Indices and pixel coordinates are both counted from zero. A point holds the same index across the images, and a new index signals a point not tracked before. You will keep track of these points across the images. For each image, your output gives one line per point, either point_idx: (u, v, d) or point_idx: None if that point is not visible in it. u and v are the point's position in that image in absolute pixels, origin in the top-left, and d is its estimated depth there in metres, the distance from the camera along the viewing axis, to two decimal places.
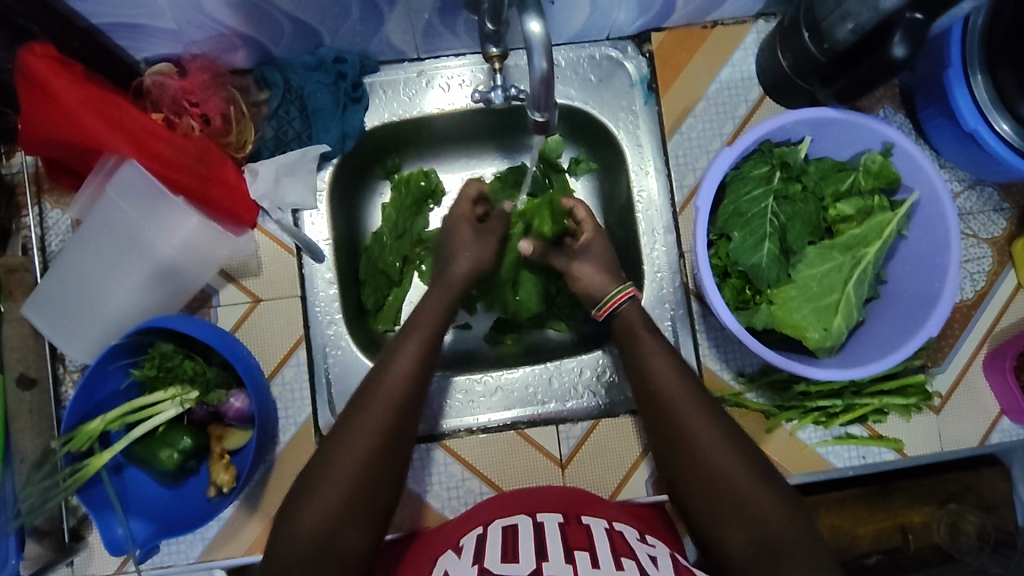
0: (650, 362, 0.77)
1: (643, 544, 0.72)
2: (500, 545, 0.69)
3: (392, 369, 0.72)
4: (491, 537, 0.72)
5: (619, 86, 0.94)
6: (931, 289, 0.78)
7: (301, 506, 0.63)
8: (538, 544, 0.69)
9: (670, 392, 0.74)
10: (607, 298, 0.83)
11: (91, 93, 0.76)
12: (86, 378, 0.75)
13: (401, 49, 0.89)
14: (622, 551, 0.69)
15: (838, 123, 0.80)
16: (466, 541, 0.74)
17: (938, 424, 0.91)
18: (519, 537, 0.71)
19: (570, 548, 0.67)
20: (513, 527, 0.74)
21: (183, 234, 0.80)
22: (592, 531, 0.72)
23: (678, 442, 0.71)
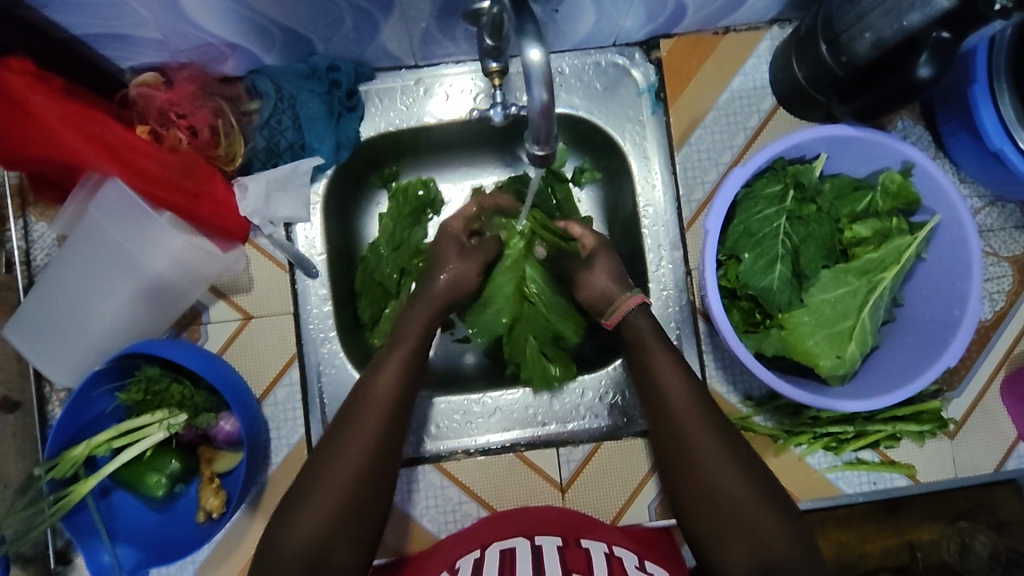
0: (648, 378, 0.76)
1: (641, 572, 0.69)
2: (496, 570, 0.67)
3: (378, 383, 0.72)
4: (487, 560, 0.70)
5: (626, 95, 0.89)
6: (950, 316, 0.75)
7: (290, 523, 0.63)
8: (535, 565, 0.67)
9: (674, 406, 0.72)
10: (615, 307, 0.81)
11: (70, 108, 0.72)
12: (69, 403, 0.73)
13: (398, 56, 0.86)
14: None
15: (856, 141, 0.76)
16: (461, 564, 0.72)
17: (952, 449, 0.88)
18: (517, 558, 0.69)
19: (567, 570, 0.65)
20: (510, 548, 0.71)
21: (170, 253, 0.77)
22: (591, 555, 0.69)
23: (680, 459, 0.70)
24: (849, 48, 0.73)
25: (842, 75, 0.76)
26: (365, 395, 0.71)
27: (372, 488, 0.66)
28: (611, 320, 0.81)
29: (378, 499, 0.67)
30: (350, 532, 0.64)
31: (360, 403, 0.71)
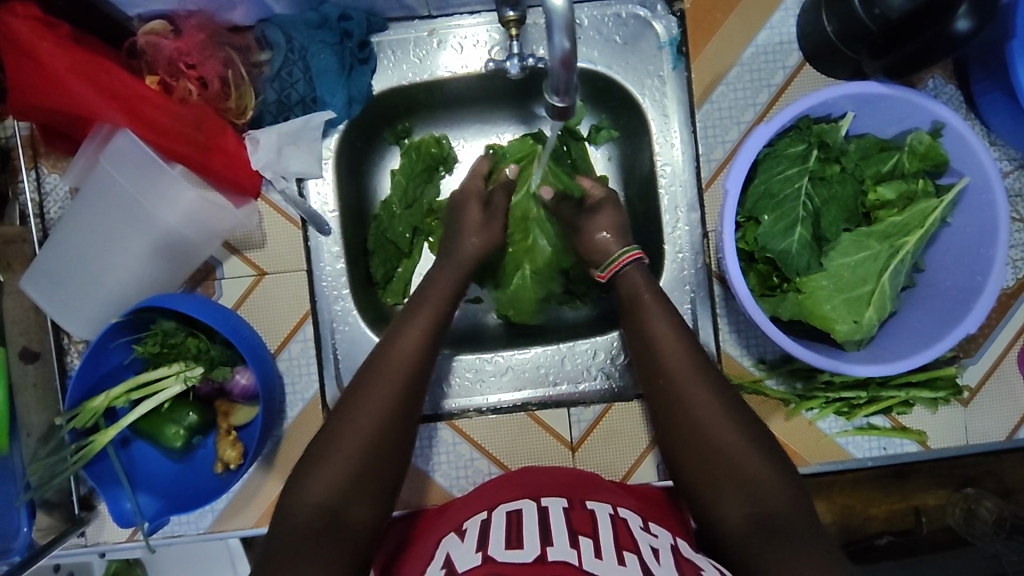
0: (656, 339, 0.75)
1: (647, 534, 0.70)
2: (504, 533, 0.67)
3: (397, 346, 0.72)
4: (494, 522, 0.71)
5: (647, 48, 0.87)
6: (972, 282, 0.74)
7: (306, 481, 0.64)
8: (540, 529, 0.67)
9: (677, 372, 0.72)
10: (611, 259, 0.81)
11: (80, 56, 0.72)
12: (88, 355, 0.73)
13: (411, 5, 0.84)
14: (626, 542, 0.66)
15: (884, 100, 0.73)
16: (469, 524, 0.73)
17: (965, 417, 0.87)
18: (523, 521, 0.69)
19: (573, 533, 0.66)
20: (516, 511, 0.72)
21: (183, 206, 0.77)
22: (596, 517, 0.71)
23: (684, 417, 0.71)
24: (884, 0, 0.70)
25: (874, 29, 0.72)
26: (384, 360, 0.71)
27: (388, 448, 0.67)
28: (605, 272, 0.82)
29: (391, 460, 0.67)
30: (372, 488, 0.65)
31: (377, 365, 0.71)
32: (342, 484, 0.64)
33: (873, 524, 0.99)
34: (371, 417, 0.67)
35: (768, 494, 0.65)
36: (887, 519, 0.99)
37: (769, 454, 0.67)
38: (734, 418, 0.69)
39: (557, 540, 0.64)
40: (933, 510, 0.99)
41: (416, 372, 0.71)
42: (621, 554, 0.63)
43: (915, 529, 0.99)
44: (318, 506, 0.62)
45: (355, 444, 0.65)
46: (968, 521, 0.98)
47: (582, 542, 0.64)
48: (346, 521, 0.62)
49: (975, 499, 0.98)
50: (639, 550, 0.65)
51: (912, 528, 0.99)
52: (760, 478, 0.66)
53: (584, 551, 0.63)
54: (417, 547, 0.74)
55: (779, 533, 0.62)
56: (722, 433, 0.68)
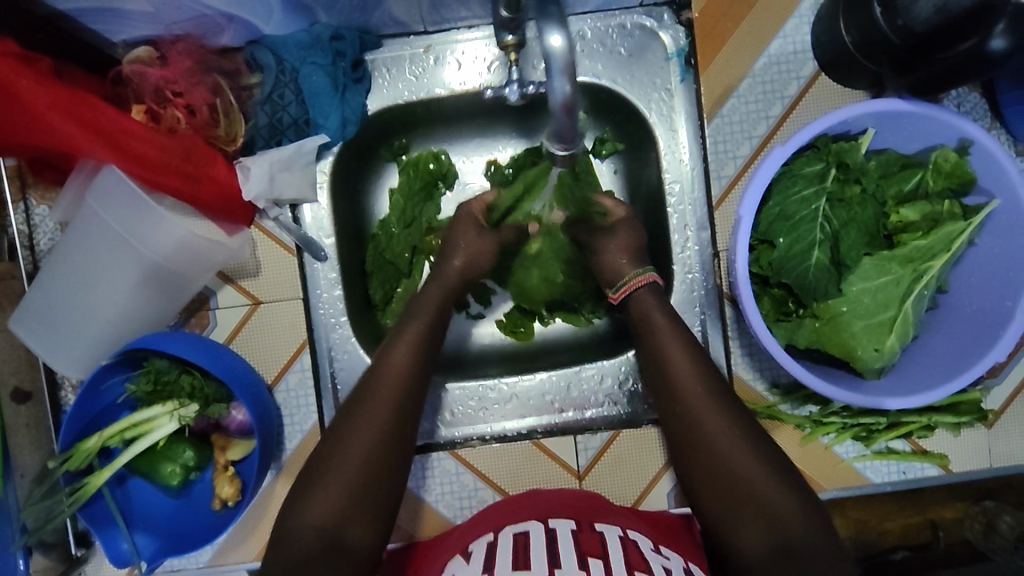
0: (669, 355, 0.73)
1: (658, 555, 0.68)
2: (510, 555, 0.65)
3: (392, 360, 0.71)
4: (501, 544, 0.69)
5: (654, 61, 0.82)
6: (1001, 308, 0.69)
7: (303, 501, 0.64)
8: (547, 550, 0.65)
9: (686, 390, 0.71)
10: (623, 282, 0.78)
11: (59, 91, 0.67)
12: (79, 396, 0.71)
13: (405, 21, 0.80)
14: (638, 563, 0.64)
15: (909, 116, 0.69)
16: (474, 547, 0.71)
17: (989, 439, 0.84)
18: (528, 544, 0.67)
19: (582, 554, 0.64)
20: (523, 533, 0.70)
21: (174, 238, 0.74)
22: (606, 538, 0.68)
23: (686, 434, 0.70)
24: (907, 10, 0.65)
25: (897, 41, 0.67)
26: (382, 376, 0.70)
27: (386, 468, 0.66)
28: (616, 295, 0.79)
29: (393, 481, 0.66)
30: (372, 506, 0.65)
31: (375, 379, 0.70)
32: (340, 504, 0.63)
33: (889, 539, 0.96)
34: (367, 434, 0.66)
35: (776, 520, 0.63)
36: (903, 534, 0.95)
37: (792, 489, 0.65)
38: (744, 440, 0.67)
39: (565, 562, 0.62)
40: (950, 523, 0.95)
41: (412, 391, 0.70)
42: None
43: (933, 545, 0.95)
44: (315, 527, 0.62)
45: (352, 463, 0.65)
46: (986, 535, 0.91)
47: (592, 563, 0.62)
48: (344, 541, 0.62)
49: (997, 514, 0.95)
50: (652, 572, 0.63)
51: (930, 543, 0.96)
52: (768, 501, 0.64)
53: (595, 572, 0.61)
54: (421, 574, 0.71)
55: (790, 561, 0.61)
56: (726, 452, 0.67)
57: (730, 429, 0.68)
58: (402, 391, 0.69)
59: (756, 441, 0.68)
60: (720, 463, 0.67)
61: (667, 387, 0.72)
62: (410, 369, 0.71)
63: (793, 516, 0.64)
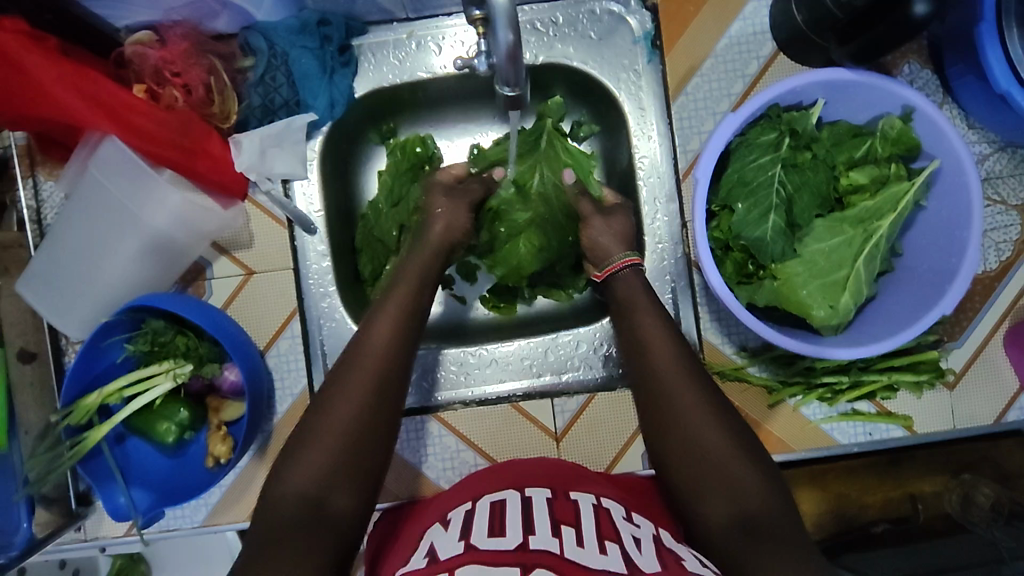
0: (647, 336, 0.75)
1: (629, 523, 0.71)
2: (487, 522, 0.68)
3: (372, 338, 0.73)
4: (479, 511, 0.72)
5: (621, 43, 0.88)
6: (947, 265, 0.74)
7: (289, 470, 0.65)
8: (523, 519, 0.68)
9: (665, 368, 0.72)
10: (610, 261, 0.82)
11: (66, 68, 0.72)
12: (81, 353, 0.76)
13: (388, 8, 0.85)
14: (609, 532, 0.67)
15: (854, 86, 0.74)
16: (453, 515, 0.74)
17: (952, 400, 0.87)
18: (505, 512, 0.70)
19: (556, 522, 0.67)
20: (500, 502, 0.73)
21: (171, 208, 0.79)
22: (580, 508, 0.72)
23: (661, 411, 0.71)
24: None
25: (841, 17, 0.72)
26: (360, 352, 0.72)
27: (369, 440, 0.67)
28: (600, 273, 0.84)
29: (372, 450, 0.67)
30: (350, 477, 0.65)
31: (354, 356, 0.71)
32: (324, 473, 0.64)
33: (870, 511, 0.98)
34: (352, 405, 0.68)
35: (750, 495, 0.63)
36: (884, 508, 0.98)
37: (755, 460, 0.66)
38: (713, 414, 0.69)
39: (539, 529, 0.65)
40: (930, 497, 0.98)
41: (395, 367, 0.72)
42: (602, 544, 0.64)
43: (912, 517, 0.98)
44: (299, 495, 0.63)
45: (336, 433, 0.66)
46: (965, 507, 0.96)
47: (564, 532, 0.66)
48: (329, 509, 0.63)
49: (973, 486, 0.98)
50: (620, 540, 0.66)
51: (909, 516, 0.98)
52: (744, 476, 0.65)
53: (566, 540, 0.64)
54: (401, 540, 0.74)
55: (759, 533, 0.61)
56: (698, 427, 0.68)
57: (707, 404, 0.69)
58: (380, 365, 0.71)
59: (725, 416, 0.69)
60: (693, 438, 0.67)
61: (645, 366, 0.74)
62: (391, 349, 0.73)
63: (760, 495, 0.64)
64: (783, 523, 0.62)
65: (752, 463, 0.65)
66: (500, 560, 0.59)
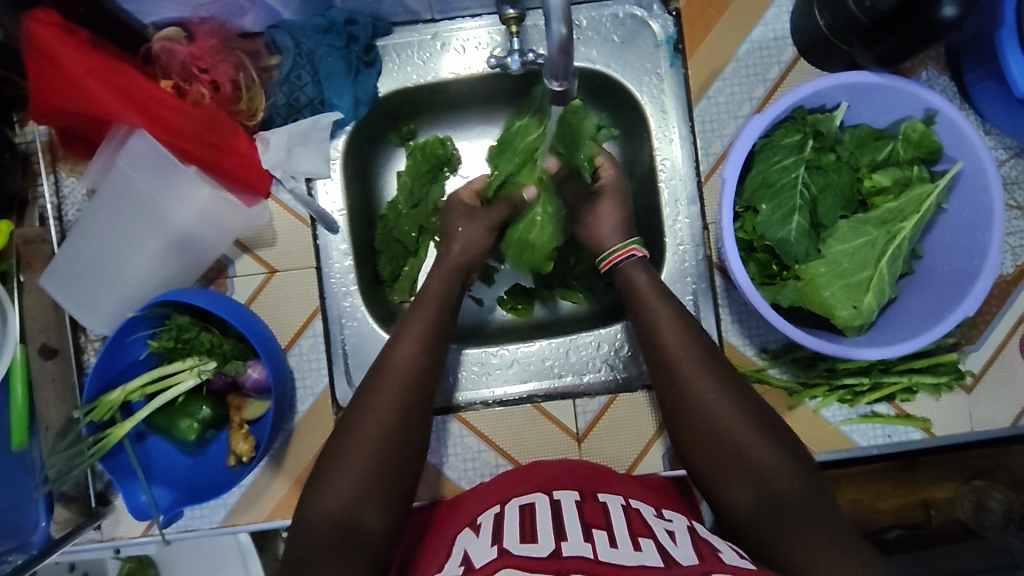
0: (659, 325, 0.77)
1: (660, 519, 0.72)
2: (517, 529, 0.67)
3: (396, 352, 0.74)
4: (508, 516, 0.71)
5: (643, 48, 0.89)
6: (969, 266, 0.74)
7: (318, 493, 0.64)
8: (553, 526, 0.67)
9: (679, 356, 0.74)
10: (607, 254, 0.84)
11: (98, 60, 0.74)
12: (106, 348, 0.76)
13: (415, 9, 0.86)
14: (641, 529, 0.68)
15: (877, 88, 0.75)
16: (482, 519, 0.74)
17: (970, 404, 0.87)
18: (535, 519, 0.69)
19: (587, 526, 0.67)
20: (529, 505, 0.73)
21: (197, 204, 0.79)
22: (609, 509, 0.72)
23: (685, 418, 0.71)
24: None
25: (865, 21, 0.74)
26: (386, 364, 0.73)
27: (397, 456, 0.67)
28: (604, 264, 0.85)
29: (403, 462, 0.68)
30: (382, 491, 0.65)
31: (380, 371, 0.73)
32: (352, 492, 0.64)
33: (884, 517, 0.99)
34: (378, 426, 0.68)
35: (774, 478, 0.65)
36: (897, 513, 0.99)
37: (775, 437, 0.68)
38: (739, 415, 0.69)
39: (571, 535, 0.64)
40: (942, 502, 0.99)
41: (420, 386, 0.72)
42: (637, 541, 0.65)
43: (925, 523, 0.99)
44: (331, 516, 0.62)
45: (362, 455, 0.66)
46: (977, 513, 0.98)
47: (597, 535, 0.65)
48: (359, 530, 0.62)
49: (985, 491, 0.98)
50: (654, 535, 0.67)
51: (923, 522, 0.99)
52: (764, 460, 0.66)
53: (599, 541, 0.64)
54: (432, 546, 0.74)
55: (786, 512, 0.62)
56: (725, 430, 0.68)
57: (723, 392, 0.71)
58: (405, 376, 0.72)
59: (754, 415, 0.69)
60: (721, 441, 0.68)
61: (666, 377, 0.74)
62: (414, 359, 0.74)
63: (796, 487, 0.64)
64: (809, 502, 0.63)
65: (772, 445, 0.67)
66: (535, 567, 0.58)
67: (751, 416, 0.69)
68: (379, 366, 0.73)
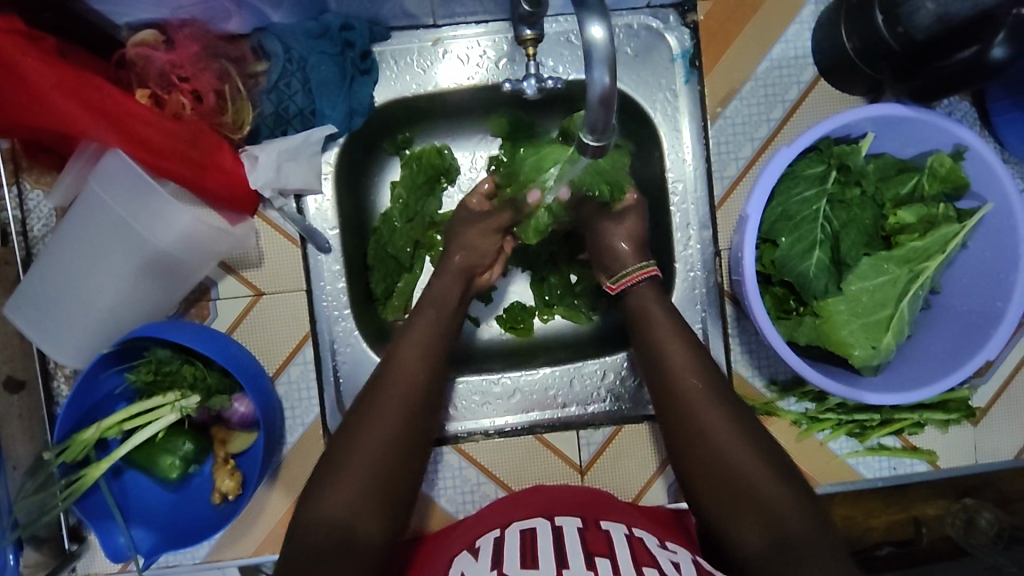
0: (661, 352, 0.74)
1: (664, 549, 0.69)
2: (517, 550, 0.65)
3: (402, 357, 0.71)
4: (508, 540, 0.69)
5: (659, 61, 0.84)
6: (991, 308, 0.72)
7: (316, 497, 0.62)
8: (555, 547, 0.66)
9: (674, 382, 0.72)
10: (625, 273, 0.80)
11: (66, 72, 0.66)
12: (77, 385, 0.70)
13: (415, 14, 0.79)
14: (644, 557, 0.65)
15: (907, 121, 0.71)
16: (482, 543, 0.71)
17: (975, 437, 0.86)
18: (536, 539, 0.68)
19: (589, 553, 0.64)
20: (531, 529, 0.71)
21: (178, 228, 0.73)
22: (613, 537, 0.69)
23: (679, 433, 0.69)
24: (908, 19, 0.68)
25: (896, 48, 0.70)
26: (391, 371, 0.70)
27: (400, 468, 0.65)
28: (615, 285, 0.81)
29: (405, 471, 0.66)
30: (380, 499, 0.63)
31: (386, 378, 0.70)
32: (354, 497, 0.62)
33: (874, 535, 0.97)
34: (382, 432, 0.66)
35: (775, 514, 0.62)
36: (887, 531, 0.97)
37: (773, 467, 0.66)
38: (737, 438, 0.67)
39: (573, 563, 0.62)
40: (933, 521, 0.97)
41: (426, 402, 0.70)
42: (640, 569, 0.62)
43: (916, 541, 0.97)
44: (328, 521, 0.60)
45: (362, 460, 0.64)
46: (968, 532, 0.95)
47: (599, 563, 0.62)
48: (356, 537, 0.60)
49: (975, 510, 0.97)
50: (658, 565, 0.64)
51: (913, 539, 0.97)
52: (765, 495, 0.63)
53: (603, 572, 0.61)
54: (428, 566, 0.72)
55: (790, 545, 0.60)
56: (723, 450, 0.66)
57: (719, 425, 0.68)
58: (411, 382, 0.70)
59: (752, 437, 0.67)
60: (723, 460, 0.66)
61: (665, 387, 0.72)
62: (425, 365, 0.72)
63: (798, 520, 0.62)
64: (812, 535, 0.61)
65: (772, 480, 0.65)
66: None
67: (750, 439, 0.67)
68: (384, 364, 0.71)
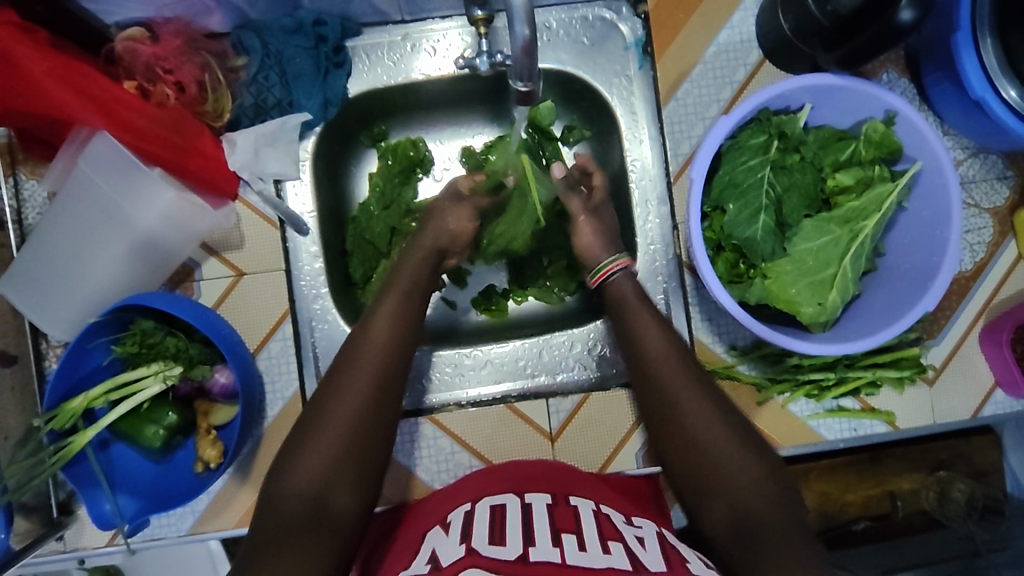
0: (643, 329, 0.76)
1: (630, 525, 0.71)
2: (487, 527, 0.67)
3: (366, 341, 0.72)
4: (478, 515, 0.71)
5: (613, 50, 0.90)
6: (929, 262, 0.76)
7: (287, 472, 0.63)
8: (524, 527, 0.67)
9: (655, 366, 0.74)
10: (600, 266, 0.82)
11: (56, 61, 0.72)
12: (66, 355, 0.74)
13: (384, 10, 0.86)
14: (610, 533, 0.68)
15: (839, 90, 0.77)
16: (452, 517, 0.73)
17: (932, 397, 0.89)
18: (505, 517, 0.69)
19: (557, 530, 0.66)
20: (500, 506, 0.72)
21: (160, 207, 0.78)
22: (580, 513, 0.71)
23: (655, 406, 0.72)
24: None
25: (827, 25, 0.76)
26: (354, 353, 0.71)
27: (364, 446, 0.66)
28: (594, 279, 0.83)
29: (376, 448, 0.67)
30: (349, 476, 0.64)
31: (349, 363, 0.70)
32: (324, 470, 0.63)
33: (850, 510, 1.00)
34: (348, 410, 0.66)
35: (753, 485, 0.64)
36: (863, 505, 1.00)
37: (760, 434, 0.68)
38: (704, 412, 0.69)
39: (539, 540, 0.63)
40: (908, 493, 1.00)
41: (386, 375, 0.70)
42: (605, 544, 0.64)
43: (892, 514, 1.00)
44: (299, 496, 0.62)
45: (329, 442, 0.65)
46: (941, 502, 0.99)
47: (566, 539, 0.64)
48: (329, 510, 0.62)
49: (949, 481, 0.99)
50: (622, 539, 0.66)
51: (890, 513, 1.00)
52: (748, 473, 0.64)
53: (567, 547, 0.62)
54: (400, 541, 0.74)
55: (766, 515, 0.61)
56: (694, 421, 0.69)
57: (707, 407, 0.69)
58: (377, 366, 0.70)
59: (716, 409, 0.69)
60: (690, 432, 0.68)
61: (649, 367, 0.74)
62: (391, 338, 0.73)
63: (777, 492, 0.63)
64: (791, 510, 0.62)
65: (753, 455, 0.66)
66: (504, 568, 0.57)
67: (719, 409, 0.69)
68: (350, 348, 0.72)
